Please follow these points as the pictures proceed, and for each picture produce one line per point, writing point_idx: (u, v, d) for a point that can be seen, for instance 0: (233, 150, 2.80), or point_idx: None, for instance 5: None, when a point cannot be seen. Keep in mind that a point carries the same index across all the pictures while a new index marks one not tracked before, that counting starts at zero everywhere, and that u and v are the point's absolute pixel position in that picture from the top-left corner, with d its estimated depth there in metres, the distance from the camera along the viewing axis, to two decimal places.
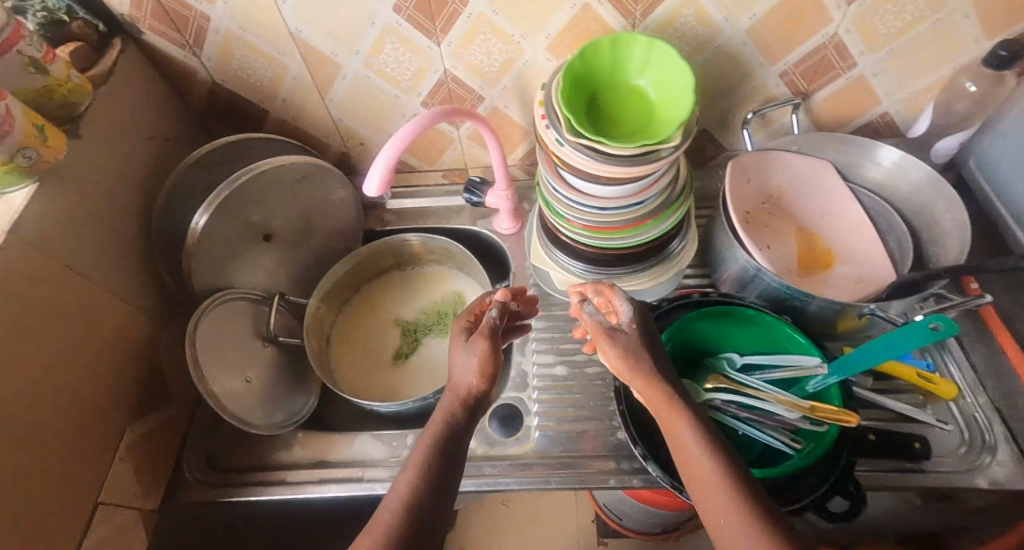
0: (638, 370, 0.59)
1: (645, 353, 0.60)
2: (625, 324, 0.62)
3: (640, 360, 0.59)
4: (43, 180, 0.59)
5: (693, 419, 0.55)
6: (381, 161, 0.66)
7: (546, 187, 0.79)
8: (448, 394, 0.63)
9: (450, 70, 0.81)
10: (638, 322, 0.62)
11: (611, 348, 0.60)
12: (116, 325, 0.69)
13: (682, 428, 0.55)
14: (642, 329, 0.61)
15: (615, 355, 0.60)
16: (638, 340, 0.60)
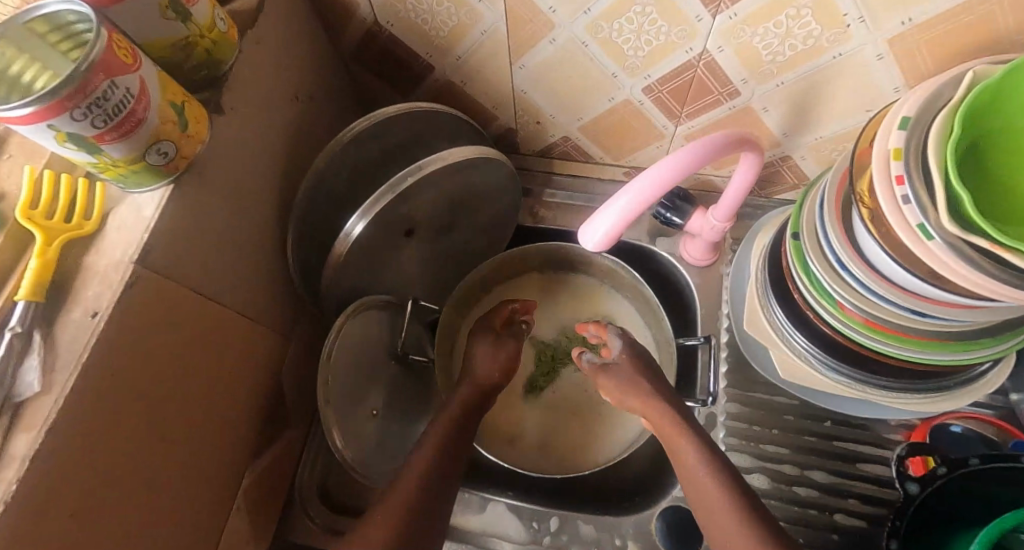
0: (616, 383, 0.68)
1: (639, 382, 0.66)
2: (621, 356, 0.70)
3: (638, 386, 0.66)
4: (175, 179, 0.42)
5: (693, 436, 0.59)
6: (617, 205, 0.47)
7: (825, 254, 0.55)
8: (465, 382, 0.68)
9: (709, 52, 0.54)
10: (634, 353, 0.70)
11: (619, 382, 0.68)
12: (241, 349, 0.55)
13: (685, 445, 0.59)
14: (635, 355, 0.70)
15: (620, 382, 0.68)
16: (636, 364, 0.69)
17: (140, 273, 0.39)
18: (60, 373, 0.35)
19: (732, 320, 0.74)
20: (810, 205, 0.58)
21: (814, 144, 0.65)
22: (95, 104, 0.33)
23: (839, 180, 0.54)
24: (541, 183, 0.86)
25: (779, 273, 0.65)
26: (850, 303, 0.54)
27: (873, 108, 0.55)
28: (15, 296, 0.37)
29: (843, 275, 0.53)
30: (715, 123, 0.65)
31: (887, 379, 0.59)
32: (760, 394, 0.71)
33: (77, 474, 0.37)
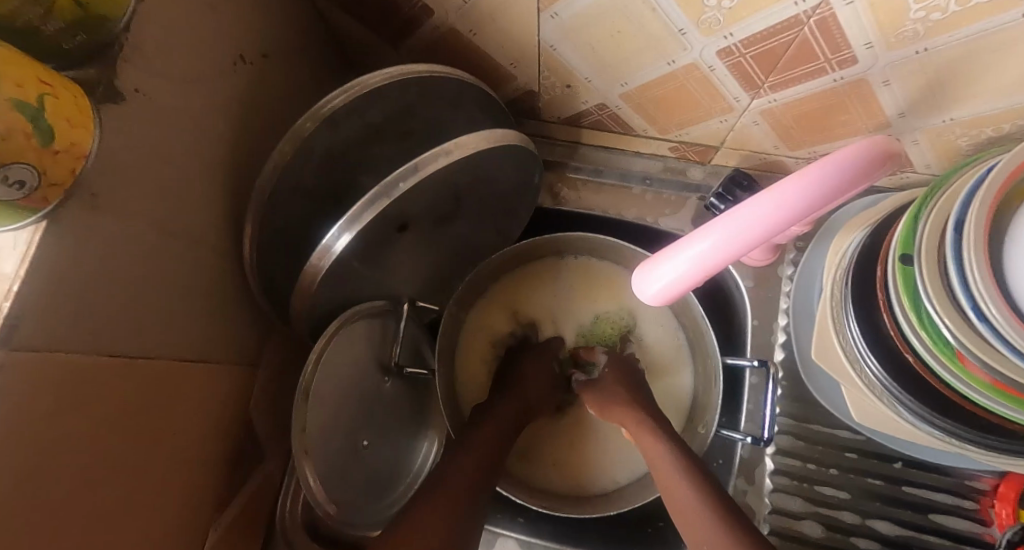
0: (593, 396, 0.62)
1: (621, 393, 0.60)
2: (605, 371, 0.64)
3: (623, 400, 0.60)
4: (51, 213, 0.29)
5: (668, 443, 0.54)
6: (687, 251, 0.37)
7: (951, 290, 0.41)
8: (512, 396, 0.62)
9: (827, 8, 0.38)
10: (621, 366, 0.65)
11: (598, 394, 0.62)
12: (191, 399, 0.43)
13: (658, 452, 0.53)
14: (623, 369, 0.64)
15: (599, 396, 0.62)
16: (621, 378, 0.63)
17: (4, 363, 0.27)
18: None
19: (793, 339, 0.63)
20: (934, 220, 0.44)
21: (933, 128, 0.49)
22: None
23: (995, 192, 0.39)
24: (564, 156, 0.71)
25: (869, 294, 0.52)
26: (974, 356, 0.41)
27: None
28: None
29: (974, 323, 0.40)
30: (805, 97, 0.50)
31: (999, 439, 0.47)
32: (820, 427, 0.61)
33: None
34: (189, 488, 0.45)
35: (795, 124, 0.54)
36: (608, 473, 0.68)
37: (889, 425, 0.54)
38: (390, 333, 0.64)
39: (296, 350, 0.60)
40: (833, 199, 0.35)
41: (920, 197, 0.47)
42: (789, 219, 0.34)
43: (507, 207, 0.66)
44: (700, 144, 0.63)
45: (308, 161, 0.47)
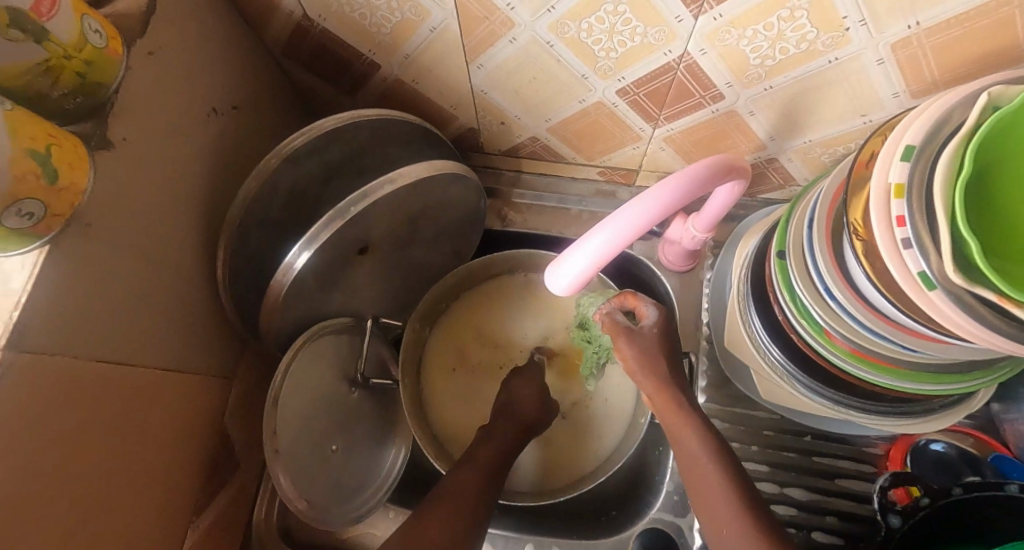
0: (627, 348, 0.55)
1: (659, 360, 0.55)
2: (649, 327, 0.56)
3: (655, 364, 0.55)
4: (54, 239, 0.35)
5: (701, 432, 0.52)
6: (592, 243, 0.41)
7: (811, 275, 0.50)
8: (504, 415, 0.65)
9: (689, 56, 0.48)
10: (666, 327, 0.57)
11: (636, 352, 0.55)
12: (172, 406, 0.48)
13: (686, 437, 0.52)
14: (665, 324, 0.57)
15: (634, 351, 0.55)
16: (662, 347, 0.56)
17: (15, 362, 0.32)
18: None
19: (713, 328, 0.71)
20: (798, 223, 0.54)
21: (802, 148, 0.60)
22: None
23: (834, 193, 0.49)
24: (509, 183, 0.80)
25: (762, 285, 0.61)
26: (837, 331, 0.50)
27: (868, 115, 0.51)
28: None
29: (829, 302, 0.49)
30: (694, 126, 0.60)
31: (874, 403, 0.56)
32: (740, 409, 0.69)
33: None
34: (170, 490, 0.50)
35: (695, 148, 0.64)
36: (562, 468, 0.74)
37: (790, 401, 0.63)
38: (355, 348, 0.70)
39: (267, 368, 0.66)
40: (695, 194, 0.42)
41: (791, 202, 0.57)
42: (665, 212, 0.41)
43: (458, 230, 0.73)
44: (623, 167, 0.72)
45: (273, 195, 0.54)
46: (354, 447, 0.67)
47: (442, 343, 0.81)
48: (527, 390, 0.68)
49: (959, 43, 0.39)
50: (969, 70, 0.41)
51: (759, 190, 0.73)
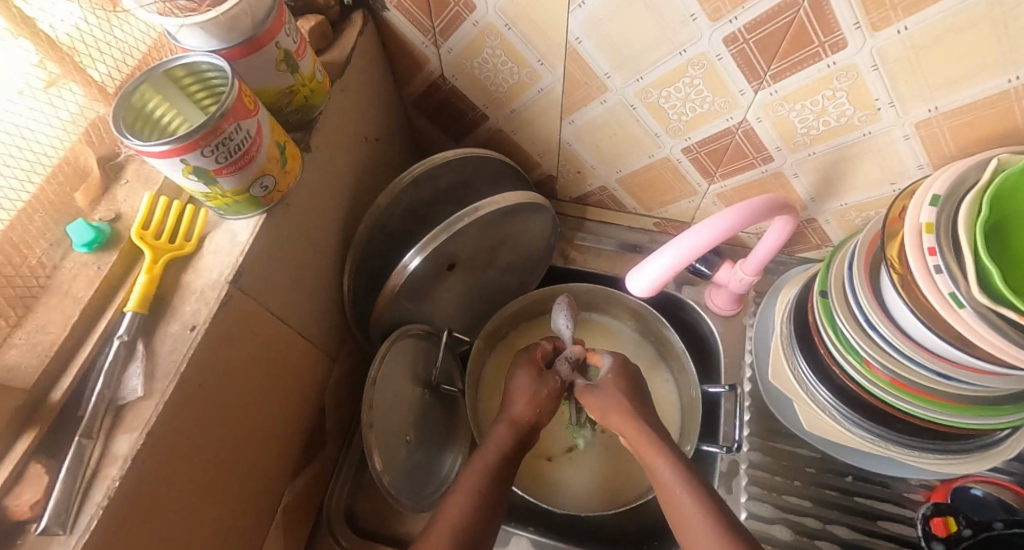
0: (595, 401, 0.64)
1: (621, 401, 0.62)
2: (607, 376, 0.65)
3: (624, 404, 0.62)
4: (269, 210, 0.46)
5: (672, 460, 0.56)
6: (666, 255, 0.51)
7: (854, 311, 0.58)
8: (502, 420, 0.65)
9: (749, 122, 0.60)
10: (622, 370, 0.66)
11: (601, 400, 0.64)
12: (299, 369, 0.58)
13: (661, 467, 0.56)
14: (621, 366, 0.66)
15: (605, 400, 0.63)
16: (622, 386, 0.64)
17: (234, 295, 0.43)
18: (161, 380, 0.38)
19: (756, 370, 0.76)
20: (839, 268, 0.62)
21: (839, 211, 0.69)
22: (221, 144, 0.38)
23: (871, 241, 0.58)
24: (573, 227, 0.91)
25: (806, 326, 0.68)
26: (878, 361, 0.57)
27: (896, 183, 0.60)
28: (123, 307, 0.40)
29: (871, 334, 0.56)
30: (747, 184, 0.70)
31: (910, 437, 0.62)
32: (783, 445, 0.73)
33: (169, 478, 0.40)
34: (283, 445, 0.57)
35: None
36: (610, 492, 0.77)
37: (833, 437, 0.67)
38: (432, 355, 0.78)
39: (357, 362, 0.75)
40: (751, 222, 0.52)
41: (829, 254, 0.66)
42: (730, 235, 0.50)
43: (529, 261, 0.83)
44: (677, 219, 0.83)
45: (396, 209, 0.66)
46: (423, 444, 0.74)
47: (502, 359, 0.90)
48: (525, 389, 0.66)
49: (970, 125, 0.50)
50: (981, 146, 0.51)
51: (797, 249, 0.82)
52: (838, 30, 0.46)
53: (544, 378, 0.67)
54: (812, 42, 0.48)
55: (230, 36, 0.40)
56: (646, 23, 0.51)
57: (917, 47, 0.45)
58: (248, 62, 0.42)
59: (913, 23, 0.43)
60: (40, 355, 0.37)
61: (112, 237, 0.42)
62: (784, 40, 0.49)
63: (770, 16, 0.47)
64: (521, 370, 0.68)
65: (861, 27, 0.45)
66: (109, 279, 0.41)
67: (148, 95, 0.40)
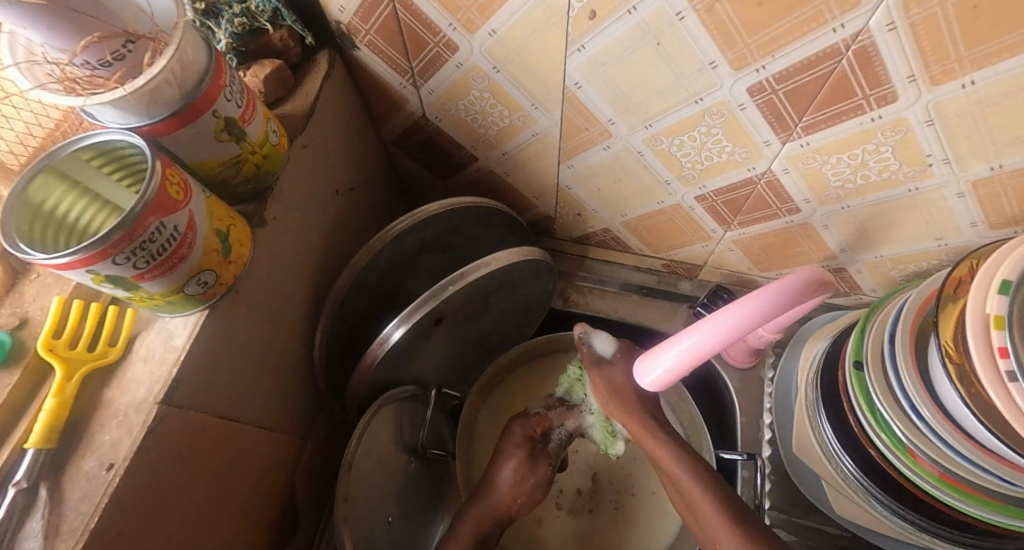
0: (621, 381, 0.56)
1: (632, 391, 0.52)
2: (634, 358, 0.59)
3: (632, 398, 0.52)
4: (213, 304, 0.39)
5: (679, 456, 0.51)
6: (679, 346, 0.44)
7: (895, 393, 0.50)
8: (478, 504, 0.61)
9: (773, 173, 0.52)
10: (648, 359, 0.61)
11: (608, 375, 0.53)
12: (260, 463, 0.50)
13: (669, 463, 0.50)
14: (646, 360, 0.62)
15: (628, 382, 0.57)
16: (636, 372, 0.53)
17: (165, 416, 0.35)
18: (65, 539, 0.31)
19: (777, 433, 0.68)
20: (875, 336, 0.54)
21: (872, 262, 0.61)
22: (138, 249, 0.31)
23: (922, 304, 0.50)
24: (574, 266, 0.83)
25: (835, 394, 0.60)
26: (923, 452, 0.49)
27: (944, 240, 0.52)
28: (25, 442, 0.33)
29: (915, 421, 0.49)
30: (767, 233, 0.62)
31: (959, 532, 0.54)
32: (808, 522, 0.65)
33: None
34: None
35: (762, 253, 0.67)
36: None
37: (867, 521, 0.60)
38: (419, 417, 0.71)
39: (336, 429, 0.68)
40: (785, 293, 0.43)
41: (866, 312, 0.58)
42: (760, 312, 0.42)
43: (525, 309, 0.76)
44: (688, 262, 0.75)
45: (373, 268, 0.58)
46: (408, 521, 0.66)
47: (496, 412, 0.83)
48: (513, 475, 0.61)
49: None
50: None
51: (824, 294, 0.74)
52: (889, 82, 0.38)
53: (532, 459, 0.62)
54: (854, 95, 0.40)
55: (153, 110, 0.33)
56: (656, 68, 0.43)
57: (985, 106, 0.37)
58: (180, 136, 0.35)
59: (981, 77, 0.35)
60: None
61: (15, 352, 0.35)
62: (820, 91, 0.41)
63: (805, 67, 0.39)
64: (512, 449, 0.62)
65: (916, 81, 0.37)
66: (9, 406, 0.34)
67: (51, 186, 0.33)
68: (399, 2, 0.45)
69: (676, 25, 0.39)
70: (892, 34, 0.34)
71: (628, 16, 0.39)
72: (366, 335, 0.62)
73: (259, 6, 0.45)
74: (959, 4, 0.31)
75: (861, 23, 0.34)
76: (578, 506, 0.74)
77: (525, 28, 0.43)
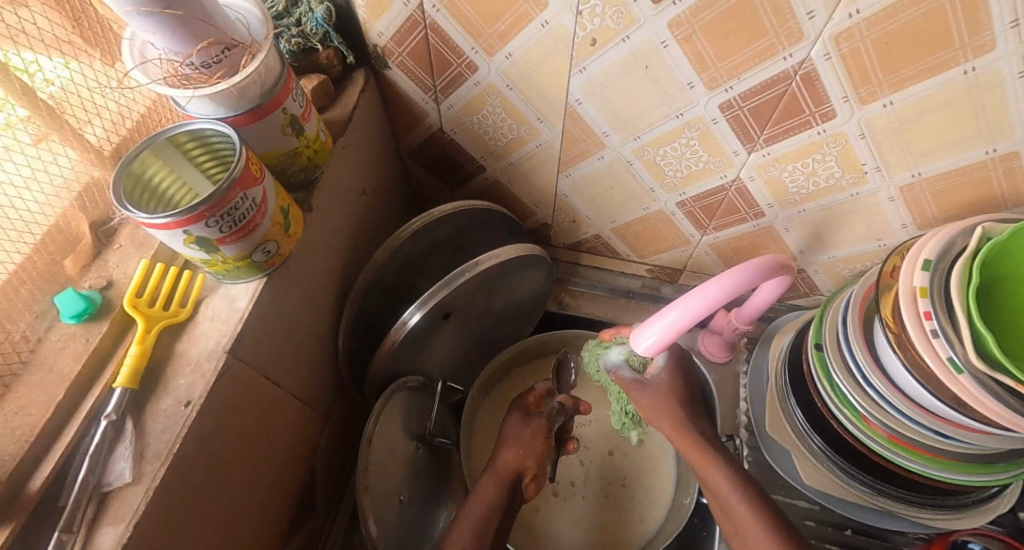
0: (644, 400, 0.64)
1: (669, 400, 0.63)
2: (659, 375, 0.64)
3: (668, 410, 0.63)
4: (269, 274, 0.45)
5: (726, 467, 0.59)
6: (669, 315, 0.52)
7: (849, 366, 0.58)
8: (488, 473, 0.64)
9: (742, 180, 0.61)
10: (677, 358, 0.66)
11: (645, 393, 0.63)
12: (290, 432, 0.55)
13: (714, 473, 0.59)
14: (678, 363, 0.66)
15: (650, 399, 0.63)
16: (674, 390, 0.64)
17: (231, 365, 0.41)
18: (150, 462, 0.36)
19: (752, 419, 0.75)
20: (831, 322, 0.63)
21: (827, 262, 0.70)
22: (226, 214, 0.37)
23: (865, 293, 0.59)
24: (567, 272, 0.91)
25: (800, 377, 0.68)
26: (875, 417, 0.57)
27: (883, 240, 0.61)
28: (112, 383, 0.38)
29: (866, 389, 0.56)
30: (738, 236, 0.71)
31: (907, 492, 0.63)
32: (781, 496, 0.71)
33: None
34: (270, 514, 0.54)
35: (735, 256, 0.75)
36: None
37: (831, 489, 0.67)
38: (426, 407, 0.75)
39: (349, 416, 0.72)
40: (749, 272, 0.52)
41: (820, 306, 0.67)
42: (734, 286, 0.52)
43: (525, 309, 0.82)
44: (670, 266, 0.83)
45: (392, 262, 0.65)
46: (416, 505, 0.70)
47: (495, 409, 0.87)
48: (513, 430, 0.68)
49: (951, 192, 0.51)
50: (964, 211, 0.52)
51: (787, 296, 0.83)
52: (828, 102, 0.48)
53: (528, 418, 0.69)
54: (802, 112, 0.50)
55: (238, 105, 0.40)
56: (644, 88, 0.53)
57: (902, 121, 0.47)
58: (252, 128, 0.42)
59: (898, 98, 0.45)
60: (19, 440, 0.34)
61: (103, 306, 0.41)
62: (775, 109, 0.50)
63: (763, 88, 0.48)
64: (511, 415, 0.71)
65: (849, 101, 0.47)
66: (97, 351, 0.39)
67: (151, 162, 0.39)
68: (430, 30, 0.54)
69: (661, 52, 0.48)
70: (828, 62, 0.44)
71: (622, 44, 0.48)
72: (382, 324, 0.67)
73: (313, 28, 0.54)
74: (875, 40, 0.41)
75: (804, 53, 0.44)
76: (574, 494, 0.79)
77: (537, 52, 0.52)
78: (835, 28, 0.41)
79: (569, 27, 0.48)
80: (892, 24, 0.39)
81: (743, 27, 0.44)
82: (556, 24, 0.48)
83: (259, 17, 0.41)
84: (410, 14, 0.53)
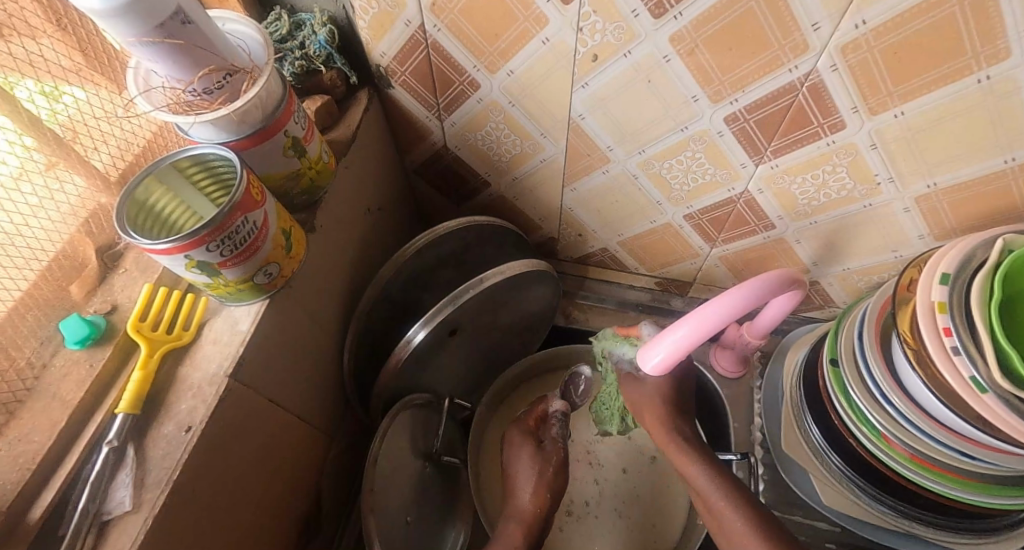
0: (635, 398, 0.64)
1: (663, 406, 0.63)
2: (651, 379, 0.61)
3: (661, 412, 0.63)
4: (272, 295, 0.45)
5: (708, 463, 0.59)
6: (677, 333, 0.52)
7: (866, 381, 0.56)
8: (511, 520, 0.64)
9: (750, 193, 0.60)
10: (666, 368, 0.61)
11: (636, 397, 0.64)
12: (294, 452, 0.55)
13: (697, 474, 0.59)
14: None
15: (643, 398, 0.64)
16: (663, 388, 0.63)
17: (232, 389, 0.41)
18: (150, 490, 0.36)
19: (767, 435, 0.73)
20: (847, 334, 0.61)
21: (841, 274, 0.68)
22: (227, 238, 0.37)
23: (881, 306, 0.57)
24: (575, 285, 0.90)
25: (817, 393, 0.66)
26: (895, 436, 0.55)
27: (899, 252, 0.59)
28: (114, 410, 0.38)
29: (884, 406, 0.54)
30: (748, 249, 0.70)
31: (932, 514, 0.60)
32: (800, 517, 0.69)
33: None
34: (274, 535, 0.54)
35: (745, 268, 0.74)
36: None
37: (852, 510, 0.64)
38: (432, 426, 0.73)
39: (355, 434, 0.72)
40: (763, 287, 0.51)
41: (836, 319, 0.65)
42: (744, 300, 0.50)
43: (532, 323, 0.81)
44: (679, 279, 0.82)
45: (396, 279, 0.65)
46: (425, 525, 0.69)
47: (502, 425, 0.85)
48: (530, 469, 0.66)
49: (968, 202, 0.50)
50: (983, 221, 0.51)
51: (800, 308, 0.81)
52: (836, 113, 0.46)
53: (542, 451, 0.68)
54: (810, 123, 0.48)
55: (240, 128, 0.40)
56: (649, 102, 0.52)
57: (915, 131, 0.45)
58: (255, 151, 0.42)
59: (910, 108, 0.44)
60: (21, 468, 0.35)
61: (108, 332, 0.42)
62: (782, 121, 0.49)
63: (770, 100, 0.47)
64: (520, 449, 0.69)
65: (859, 111, 0.46)
66: (101, 376, 0.40)
67: (154, 188, 0.40)
68: (432, 49, 0.54)
69: (664, 66, 0.47)
70: (836, 73, 0.43)
71: (622, 60, 0.48)
72: (388, 341, 0.67)
73: (316, 51, 0.55)
74: (883, 50, 0.40)
75: (810, 64, 0.43)
76: (588, 513, 0.77)
77: (539, 69, 0.52)
78: (841, 38, 0.40)
79: (570, 43, 0.48)
80: (899, 35, 0.38)
81: (746, 41, 0.43)
82: (557, 40, 0.48)
83: (260, 40, 0.42)
84: (412, 34, 0.53)
